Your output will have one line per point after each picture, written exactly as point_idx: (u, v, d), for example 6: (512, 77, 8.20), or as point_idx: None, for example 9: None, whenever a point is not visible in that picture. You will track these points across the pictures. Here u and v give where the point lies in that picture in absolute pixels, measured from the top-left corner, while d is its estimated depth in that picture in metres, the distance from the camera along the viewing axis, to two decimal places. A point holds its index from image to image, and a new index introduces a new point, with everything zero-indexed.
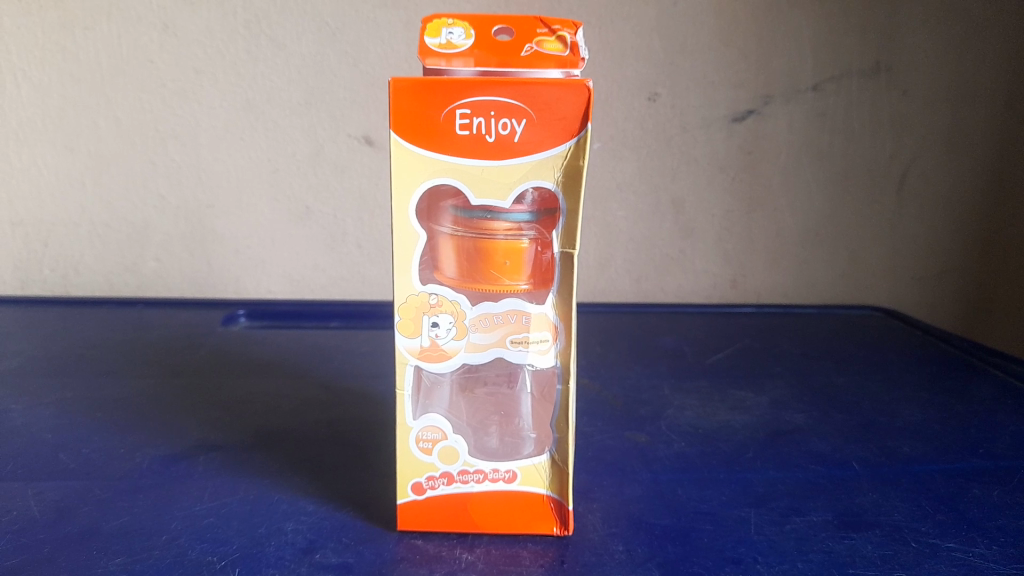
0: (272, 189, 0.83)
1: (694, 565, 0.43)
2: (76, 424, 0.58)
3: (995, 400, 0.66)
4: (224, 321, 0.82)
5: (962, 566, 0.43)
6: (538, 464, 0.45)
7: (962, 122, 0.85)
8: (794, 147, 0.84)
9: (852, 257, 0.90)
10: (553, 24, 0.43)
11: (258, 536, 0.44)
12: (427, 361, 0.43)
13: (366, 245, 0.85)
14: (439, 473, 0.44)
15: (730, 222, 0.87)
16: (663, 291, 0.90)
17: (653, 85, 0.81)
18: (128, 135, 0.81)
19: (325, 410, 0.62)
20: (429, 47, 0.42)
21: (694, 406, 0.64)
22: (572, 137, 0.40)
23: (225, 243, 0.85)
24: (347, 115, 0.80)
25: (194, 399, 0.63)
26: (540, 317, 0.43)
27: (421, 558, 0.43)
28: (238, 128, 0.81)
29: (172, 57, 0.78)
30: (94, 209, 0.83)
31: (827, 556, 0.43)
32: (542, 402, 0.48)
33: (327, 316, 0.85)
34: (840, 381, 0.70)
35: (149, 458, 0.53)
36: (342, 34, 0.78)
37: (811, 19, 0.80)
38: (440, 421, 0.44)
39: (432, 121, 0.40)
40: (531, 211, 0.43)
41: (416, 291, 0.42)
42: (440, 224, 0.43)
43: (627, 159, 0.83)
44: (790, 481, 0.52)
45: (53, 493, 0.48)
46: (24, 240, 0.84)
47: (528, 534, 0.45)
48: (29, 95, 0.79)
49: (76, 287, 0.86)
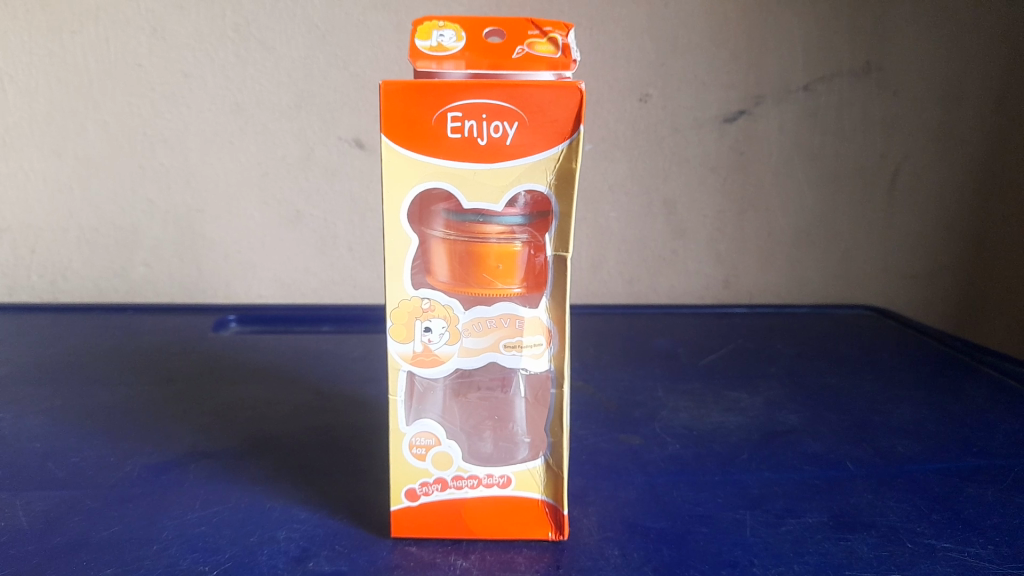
0: (262, 192, 0.82)
1: (690, 568, 0.42)
2: (65, 433, 0.57)
3: (987, 398, 0.66)
4: (215, 326, 0.81)
5: (957, 565, 0.43)
6: (533, 468, 0.44)
7: (952, 121, 0.86)
8: (786, 147, 0.84)
9: (845, 256, 0.90)
10: (545, 26, 0.43)
11: (249, 544, 0.44)
12: (419, 366, 0.43)
13: (357, 249, 0.85)
14: (433, 479, 0.44)
15: (723, 223, 0.87)
16: (656, 293, 0.90)
17: (645, 85, 0.80)
18: (116, 139, 0.80)
19: (318, 415, 0.62)
20: (420, 49, 0.42)
21: (688, 408, 0.64)
22: (564, 140, 0.40)
23: (215, 248, 0.85)
24: (338, 118, 0.80)
25: (184, 405, 0.63)
26: (534, 321, 0.43)
27: (415, 565, 0.42)
28: (227, 132, 0.80)
29: (161, 59, 0.77)
30: (82, 214, 0.82)
31: (823, 558, 0.43)
32: (536, 405, 0.47)
33: (318, 320, 0.84)
34: (834, 381, 0.70)
35: (140, 467, 0.53)
36: (332, 37, 0.77)
37: (802, 20, 0.80)
38: (433, 427, 0.43)
39: (423, 123, 0.39)
40: (524, 214, 0.42)
41: (408, 295, 0.42)
42: (432, 228, 0.43)
43: (619, 161, 0.83)
44: (785, 482, 0.52)
45: (41, 503, 0.47)
46: (11, 247, 0.83)
47: (523, 539, 0.45)
48: (15, 100, 0.78)
49: (65, 293, 0.85)
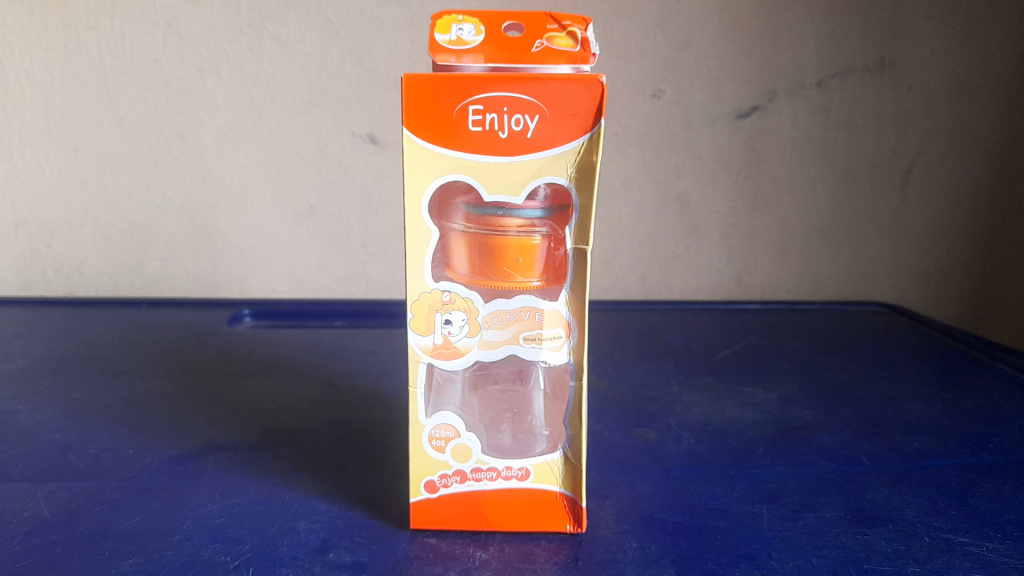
0: (276, 187, 0.83)
1: (708, 562, 0.42)
2: (85, 425, 0.58)
3: (1003, 395, 0.66)
4: (230, 321, 0.82)
5: (975, 560, 0.43)
6: (552, 461, 0.44)
7: (966, 118, 0.85)
8: (798, 143, 0.84)
9: (857, 252, 0.90)
10: (564, 20, 0.43)
11: (270, 535, 0.44)
12: (440, 359, 0.43)
13: (370, 244, 0.85)
14: (453, 471, 0.44)
15: (735, 219, 0.87)
16: (668, 289, 0.90)
17: (658, 81, 0.80)
18: (131, 135, 0.80)
19: (334, 409, 0.62)
20: (440, 43, 0.42)
21: (703, 403, 0.64)
22: (585, 133, 0.40)
23: (230, 243, 0.85)
24: (352, 113, 0.80)
25: (200, 398, 0.63)
26: (554, 314, 0.43)
27: (434, 556, 0.43)
28: (242, 128, 0.80)
29: (176, 55, 0.78)
30: (98, 210, 0.83)
31: (842, 551, 0.43)
32: (554, 399, 0.47)
33: (332, 315, 0.85)
34: (848, 377, 0.70)
35: (159, 459, 0.53)
36: (346, 33, 0.77)
37: (816, 15, 0.79)
38: (453, 419, 0.44)
39: (445, 116, 0.40)
40: (544, 207, 0.42)
41: (429, 288, 0.42)
42: (452, 221, 0.43)
43: (631, 157, 0.83)
44: (802, 476, 0.52)
45: (63, 493, 0.48)
46: (28, 241, 0.84)
47: (541, 531, 0.45)
48: (31, 95, 0.79)
49: (80, 287, 0.86)
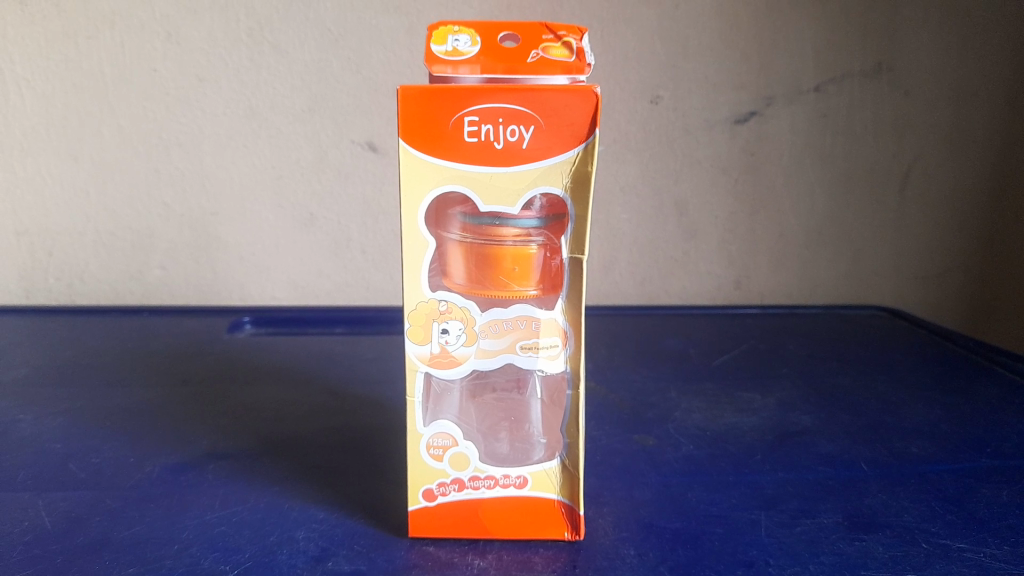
0: (276, 195, 0.83)
1: (706, 568, 0.43)
2: (85, 434, 0.58)
3: (1002, 399, 0.66)
4: (230, 329, 0.82)
5: (973, 566, 0.43)
6: (549, 468, 0.45)
7: (964, 121, 0.85)
8: (796, 148, 0.84)
9: (856, 256, 0.90)
10: (559, 30, 0.43)
11: (269, 544, 0.44)
12: (437, 367, 0.43)
13: (370, 250, 0.86)
14: (450, 480, 0.44)
15: (734, 224, 0.87)
16: (667, 293, 0.90)
17: (656, 87, 0.81)
18: (132, 143, 0.81)
19: (334, 417, 0.62)
20: (436, 54, 0.42)
21: (702, 409, 0.65)
22: (579, 143, 0.40)
23: (230, 250, 0.85)
24: (351, 120, 0.81)
25: (201, 406, 0.63)
26: (550, 323, 0.43)
27: (432, 565, 0.43)
28: (242, 135, 0.81)
29: (175, 65, 0.78)
30: (98, 218, 0.83)
31: (838, 558, 0.44)
32: (551, 407, 0.48)
33: (333, 322, 0.85)
34: (846, 381, 0.71)
35: (159, 467, 0.53)
36: (345, 41, 0.78)
37: (813, 21, 0.80)
38: (451, 428, 0.44)
39: (440, 127, 0.40)
40: (540, 216, 0.43)
41: (425, 298, 0.42)
42: (449, 231, 0.43)
43: (630, 163, 0.83)
44: (799, 482, 0.52)
45: (64, 503, 0.48)
46: (29, 250, 0.84)
47: (540, 539, 0.45)
48: (32, 105, 0.79)
49: (82, 296, 0.86)
